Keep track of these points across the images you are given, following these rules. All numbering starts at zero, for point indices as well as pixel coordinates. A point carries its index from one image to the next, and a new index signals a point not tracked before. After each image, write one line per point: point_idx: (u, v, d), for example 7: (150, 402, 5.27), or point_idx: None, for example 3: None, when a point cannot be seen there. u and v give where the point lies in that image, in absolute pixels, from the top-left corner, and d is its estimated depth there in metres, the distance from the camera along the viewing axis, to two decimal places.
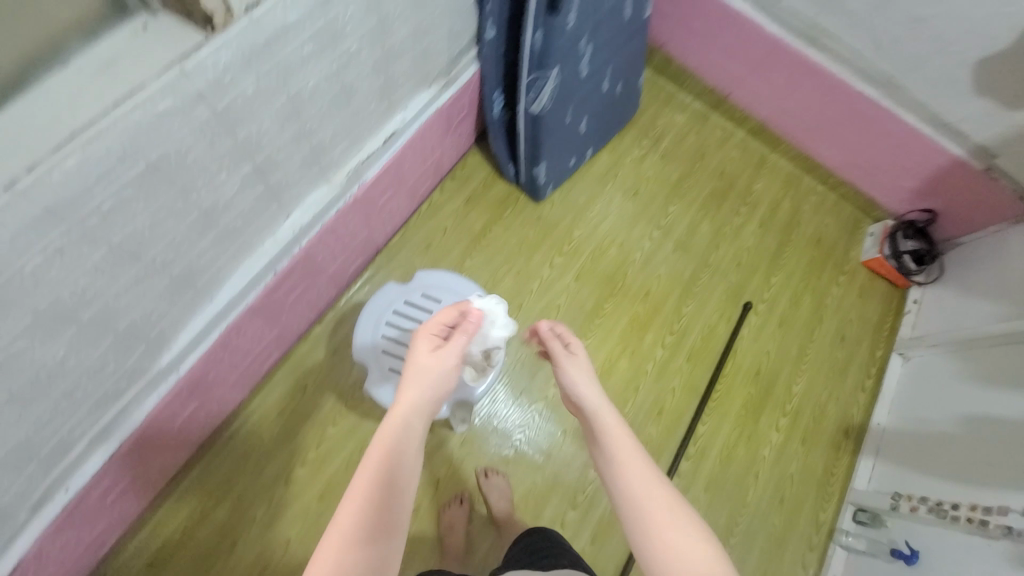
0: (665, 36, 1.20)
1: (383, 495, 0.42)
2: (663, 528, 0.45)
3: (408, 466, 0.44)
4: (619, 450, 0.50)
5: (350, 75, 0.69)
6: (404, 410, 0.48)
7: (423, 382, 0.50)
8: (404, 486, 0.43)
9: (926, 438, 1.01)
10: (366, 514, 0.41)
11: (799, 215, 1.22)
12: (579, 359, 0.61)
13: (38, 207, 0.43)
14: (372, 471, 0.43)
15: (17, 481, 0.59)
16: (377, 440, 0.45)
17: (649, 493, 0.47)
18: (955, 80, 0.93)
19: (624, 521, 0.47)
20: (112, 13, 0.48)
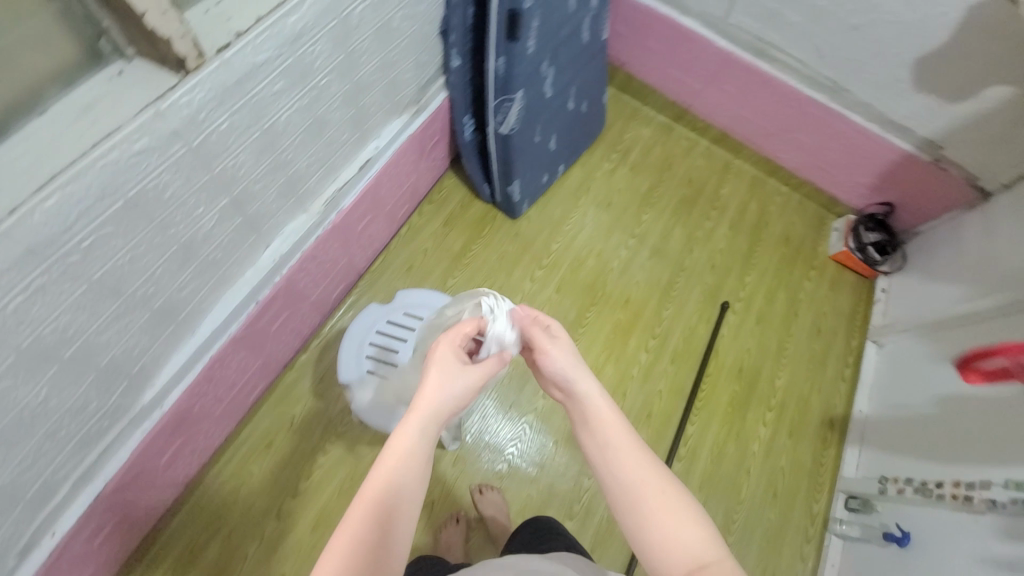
0: (625, 57, 1.48)
1: (394, 504, 0.45)
2: (658, 517, 0.46)
3: (415, 475, 0.47)
4: (613, 438, 0.50)
5: (321, 107, 0.75)
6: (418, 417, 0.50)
7: (436, 391, 0.52)
8: (411, 494, 0.46)
9: (902, 420, 1.19)
10: (376, 521, 0.44)
11: (767, 215, 1.49)
12: (563, 342, 0.59)
13: (20, 247, 0.48)
14: (382, 480, 0.45)
15: (5, 525, 0.64)
16: (387, 450, 0.47)
17: (643, 481, 0.47)
18: (896, 81, 1.15)
19: (619, 510, 0.48)
20: (85, 63, 0.52)
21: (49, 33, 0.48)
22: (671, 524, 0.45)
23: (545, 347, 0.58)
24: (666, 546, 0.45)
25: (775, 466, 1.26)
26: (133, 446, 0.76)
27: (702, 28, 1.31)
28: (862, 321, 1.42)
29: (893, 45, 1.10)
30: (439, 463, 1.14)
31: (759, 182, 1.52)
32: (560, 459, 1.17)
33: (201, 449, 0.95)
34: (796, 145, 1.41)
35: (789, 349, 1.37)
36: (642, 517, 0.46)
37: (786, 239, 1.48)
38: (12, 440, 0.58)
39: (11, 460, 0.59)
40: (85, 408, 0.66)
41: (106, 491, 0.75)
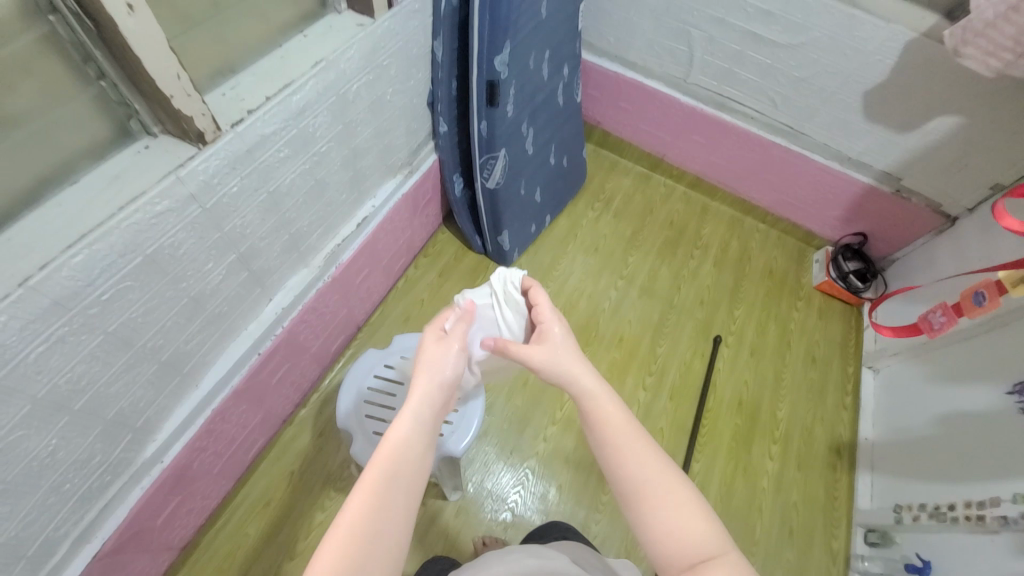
0: (600, 116, 1.62)
1: (393, 491, 0.43)
2: (662, 507, 0.46)
3: (416, 464, 0.46)
4: (618, 433, 0.50)
5: (321, 171, 0.83)
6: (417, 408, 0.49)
7: (433, 376, 0.52)
8: (412, 485, 0.45)
9: (906, 444, 1.17)
10: (376, 515, 0.42)
11: (749, 251, 1.56)
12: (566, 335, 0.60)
13: (47, 299, 0.53)
14: (380, 471, 0.44)
15: None
16: (386, 438, 0.46)
17: (647, 476, 0.47)
18: (845, 122, 1.25)
19: (625, 500, 0.48)
20: (114, 139, 0.59)
21: (84, 114, 0.55)
22: (677, 515, 0.46)
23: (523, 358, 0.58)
24: (667, 538, 0.45)
25: (787, 502, 1.22)
26: (133, 502, 0.76)
27: (666, 87, 1.44)
28: (855, 347, 1.44)
29: (837, 91, 1.21)
30: (441, 516, 1.11)
31: (736, 222, 1.61)
32: (565, 505, 1.14)
33: (198, 509, 0.94)
34: (766, 185, 1.51)
35: (787, 379, 1.38)
36: (646, 509, 0.46)
37: (769, 272, 1.54)
38: (17, 491, 0.60)
39: (15, 513, 0.61)
40: (89, 461, 0.68)
41: (102, 553, 0.74)
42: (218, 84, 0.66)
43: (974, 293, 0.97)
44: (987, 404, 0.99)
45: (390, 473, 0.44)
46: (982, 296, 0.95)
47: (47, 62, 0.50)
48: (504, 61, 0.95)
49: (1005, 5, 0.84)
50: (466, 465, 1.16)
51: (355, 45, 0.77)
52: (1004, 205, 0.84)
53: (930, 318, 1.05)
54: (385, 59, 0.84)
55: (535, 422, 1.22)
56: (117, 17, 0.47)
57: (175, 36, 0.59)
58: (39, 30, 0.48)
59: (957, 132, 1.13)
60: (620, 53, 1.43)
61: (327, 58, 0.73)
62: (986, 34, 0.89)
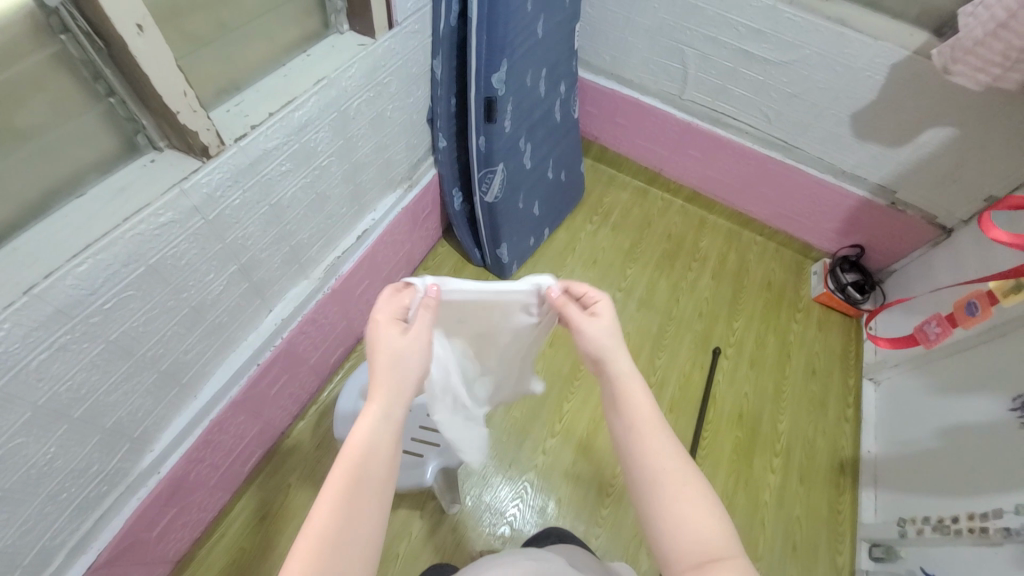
0: (597, 132, 1.65)
1: (362, 496, 0.42)
2: (676, 503, 0.45)
3: (384, 464, 0.44)
4: (640, 419, 0.50)
5: (322, 185, 0.85)
6: (379, 407, 0.46)
7: (395, 374, 0.48)
8: (382, 486, 0.43)
9: (908, 456, 1.17)
10: (344, 522, 0.41)
11: (747, 264, 1.57)
12: (602, 320, 0.55)
13: (50, 307, 0.54)
14: (346, 477, 0.42)
15: None
16: (348, 442, 0.44)
17: (667, 469, 0.47)
18: (838, 137, 1.28)
19: (639, 490, 0.47)
20: (121, 154, 0.62)
21: (93, 129, 0.57)
22: (690, 513, 0.45)
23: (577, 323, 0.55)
24: (674, 532, 0.44)
25: (790, 517, 1.21)
26: (129, 513, 0.76)
27: (661, 104, 1.47)
28: (855, 359, 1.44)
29: (828, 106, 1.23)
30: (438, 530, 1.10)
31: (734, 235, 1.62)
32: (564, 519, 1.13)
33: (194, 521, 0.93)
34: (762, 198, 1.52)
35: (787, 392, 1.37)
36: (661, 502, 0.46)
37: (768, 285, 1.54)
38: (14, 499, 0.60)
39: (10, 522, 0.61)
40: (87, 470, 0.68)
41: (97, 563, 0.74)
42: (224, 102, 0.69)
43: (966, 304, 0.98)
44: (988, 415, 0.98)
45: (356, 478, 0.42)
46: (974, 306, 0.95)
47: (56, 79, 0.52)
48: (501, 79, 0.97)
49: (993, 23, 0.85)
50: (464, 478, 1.16)
51: (356, 64, 0.79)
52: (990, 217, 0.85)
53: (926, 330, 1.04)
54: (385, 77, 0.87)
55: (533, 435, 1.22)
56: (126, 37, 0.49)
57: (184, 55, 0.61)
58: (50, 48, 0.50)
59: (948, 146, 1.14)
60: (617, 70, 1.47)
61: (329, 76, 0.75)
62: (975, 51, 0.90)
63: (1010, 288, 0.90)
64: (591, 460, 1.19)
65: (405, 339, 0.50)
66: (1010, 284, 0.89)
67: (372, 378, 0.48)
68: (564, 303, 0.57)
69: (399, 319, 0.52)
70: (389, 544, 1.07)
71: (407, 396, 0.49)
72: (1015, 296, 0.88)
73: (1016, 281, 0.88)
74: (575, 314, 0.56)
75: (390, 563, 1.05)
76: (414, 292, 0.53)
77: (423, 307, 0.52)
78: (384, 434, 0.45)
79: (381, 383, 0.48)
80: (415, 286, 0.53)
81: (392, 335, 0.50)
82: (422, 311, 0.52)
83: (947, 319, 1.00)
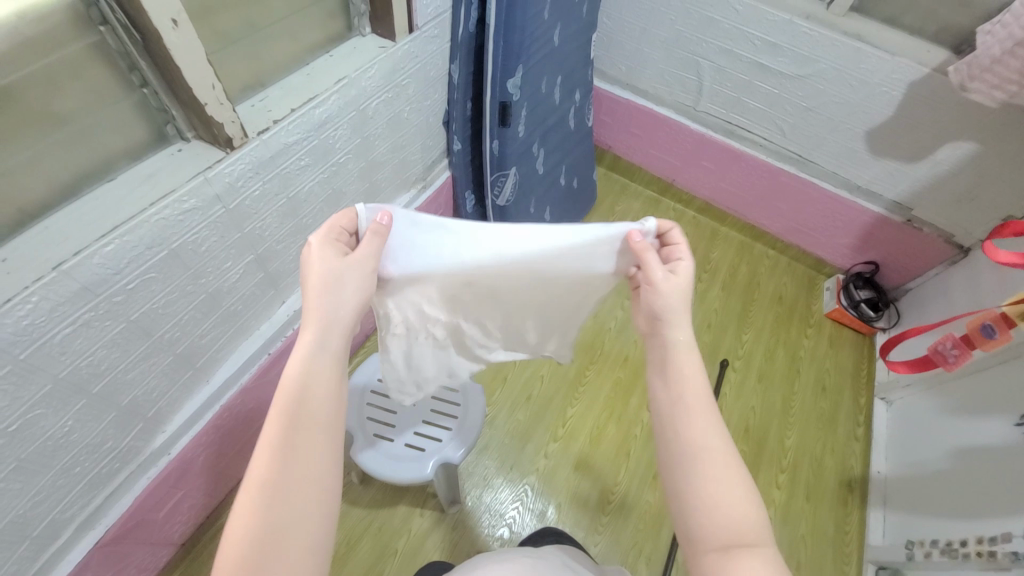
0: (611, 142, 1.67)
1: (302, 428, 0.43)
2: (712, 482, 0.46)
3: (323, 403, 0.45)
4: (688, 395, 0.50)
5: (339, 181, 0.88)
6: (311, 340, 0.46)
7: (328, 303, 0.48)
8: (325, 413, 0.45)
9: (919, 476, 1.14)
10: (288, 455, 0.42)
11: (758, 276, 1.56)
12: (677, 279, 0.55)
13: (77, 284, 0.57)
14: (283, 413, 0.43)
15: (10, 559, 0.67)
16: (279, 387, 0.44)
17: (709, 449, 0.47)
18: (853, 151, 1.27)
19: (676, 464, 0.48)
20: (152, 142, 0.65)
21: (126, 116, 0.61)
22: (724, 493, 0.45)
23: (654, 278, 0.54)
24: (705, 510, 0.45)
25: (793, 534, 1.19)
26: (138, 491, 0.79)
27: (675, 114, 1.48)
28: (867, 377, 1.41)
29: (843, 121, 1.23)
30: (437, 529, 1.10)
31: (746, 247, 1.61)
32: (564, 524, 1.12)
33: (198, 505, 0.95)
34: (775, 212, 1.52)
35: (796, 408, 1.35)
36: (698, 478, 0.46)
37: (779, 298, 1.53)
38: (30, 470, 0.62)
39: (25, 491, 0.64)
40: (101, 446, 0.71)
41: (106, 538, 0.77)
42: (249, 97, 0.72)
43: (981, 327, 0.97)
44: (1001, 438, 0.96)
45: (296, 414, 0.43)
46: (990, 329, 0.95)
47: (94, 68, 0.55)
48: (516, 84, 1.00)
49: (1010, 42, 0.85)
50: (465, 478, 1.16)
51: (375, 65, 0.82)
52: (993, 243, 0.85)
53: (942, 349, 1.01)
54: (403, 79, 0.90)
55: (536, 438, 1.22)
56: (162, 31, 0.52)
57: (214, 51, 0.65)
58: (90, 37, 0.53)
59: (966, 163, 1.13)
60: (632, 81, 1.48)
61: (350, 76, 0.78)
62: (993, 68, 0.90)
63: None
64: (592, 467, 1.19)
65: (345, 268, 0.50)
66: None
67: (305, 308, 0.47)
68: (646, 250, 0.55)
69: (339, 245, 0.51)
70: (388, 540, 1.08)
71: (344, 324, 0.49)
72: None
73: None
74: (654, 264, 0.55)
75: (388, 559, 1.06)
76: (361, 217, 0.52)
77: (373, 233, 0.51)
78: (319, 370, 0.46)
79: (315, 314, 0.47)
80: (360, 216, 0.52)
81: (326, 261, 0.49)
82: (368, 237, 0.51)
83: (964, 341, 0.99)
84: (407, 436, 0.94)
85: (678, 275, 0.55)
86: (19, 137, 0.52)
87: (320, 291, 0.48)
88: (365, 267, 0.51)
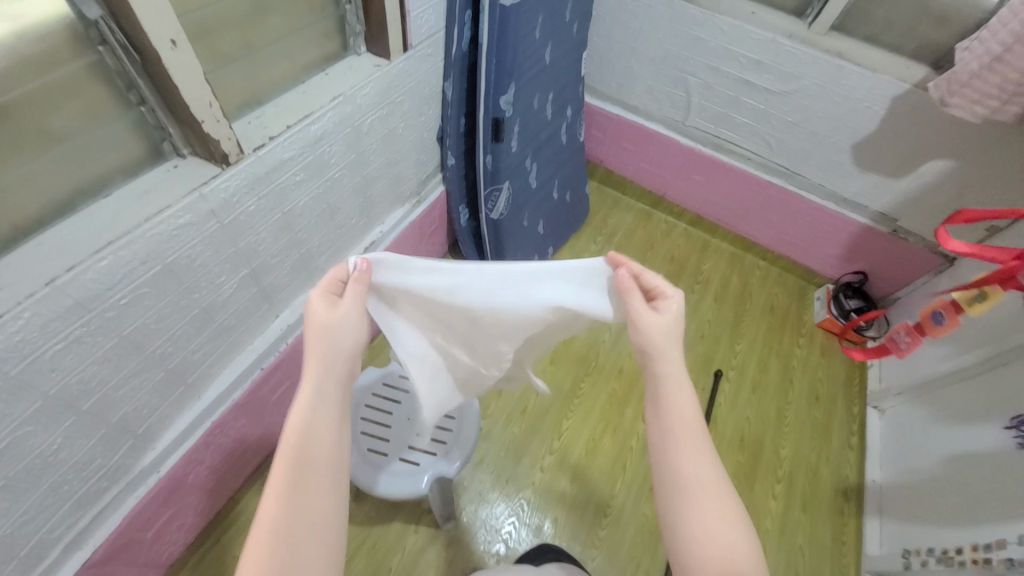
0: (601, 156, 1.69)
1: (307, 475, 0.46)
2: (702, 509, 0.47)
3: (326, 450, 0.48)
4: (680, 423, 0.50)
5: (333, 197, 0.89)
6: (310, 389, 0.49)
7: (329, 348, 0.50)
8: (326, 459, 0.47)
9: (914, 485, 1.14)
10: (294, 503, 0.44)
11: (749, 287, 1.58)
12: (665, 315, 0.54)
13: (70, 299, 0.57)
14: (288, 462, 0.45)
15: None
16: (283, 439, 0.46)
17: (700, 477, 0.48)
18: (839, 164, 1.30)
19: (664, 490, 0.49)
20: (148, 158, 0.65)
21: (122, 134, 0.61)
22: (713, 519, 0.47)
23: (637, 316, 0.54)
24: (703, 543, 0.46)
25: (791, 546, 1.18)
26: (127, 510, 0.78)
27: (665, 129, 1.51)
28: (859, 387, 1.42)
29: (828, 135, 1.26)
30: (432, 545, 1.08)
31: (737, 259, 1.63)
32: (560, 539, 1.11)
33: (188, 525, 0.94)
34: (764, 223, 1.54)
35: (789, 417, 1.35)
36: (688, 504, 0.47)
37: (770, 308, 1.54)
38: (17, 488, 0.61)
39: (12, 510, 0.63)
40: (90, 464, 0.70)
41: (93, 559, 0.75)
42: (245, 114, 0.73)
43: (935, 314, 1.02)
44: (991, 444, 0.97)
45: (300, 462, 0.45)
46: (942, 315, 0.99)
47: (91, 86, 0.56)
48: (509, 101, 1.01)
49: (989, 57, 0.88)
50: (461, 494, 1.15)
51: (370, 83, 0.84)
52: (946, 231, 0.84)
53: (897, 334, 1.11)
54: (397, 97, 0.92)
55: (531, 451, 1.21)
56: (161, 51, 0.53)
57: (212, 70, 0.66)
58: (87, 57, 0.54)
59: (949, 175, 1.16)
60: (622, 97, 1.51)
61: (345, 93, 0.80)
62: (973, 83, 0.93)
63: (976, 299, 0.91)
64: (587, 480, 1.18)
65: (341, 314, 0.52)
66: (975, 294, 0.91)
67: (306, 356, 0.50)
68: (629, 288, 0.55)
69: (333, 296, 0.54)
70: (382, 557, 1.06)
71: (344, 367, 0.52)
72: (981, 305, 0.90)
73: (981, 290, 0.90)
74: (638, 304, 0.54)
75: None
76: (350, 266, 0.56)
77: (355, 280, 0.54)
78: (320, 419, 0.48)
79: (315, 360, 0.50)
80: (349, 266, 0.56)
81: (326, 308, 0.52)
82: (353, 287, 0.54)
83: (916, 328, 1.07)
84: (402, 451, 0.93)
85: (665, 313, 0.54)
86: (14, 155, 0.52)
87: (319, 332, 0.50)
88: (361, 312, 0.54)
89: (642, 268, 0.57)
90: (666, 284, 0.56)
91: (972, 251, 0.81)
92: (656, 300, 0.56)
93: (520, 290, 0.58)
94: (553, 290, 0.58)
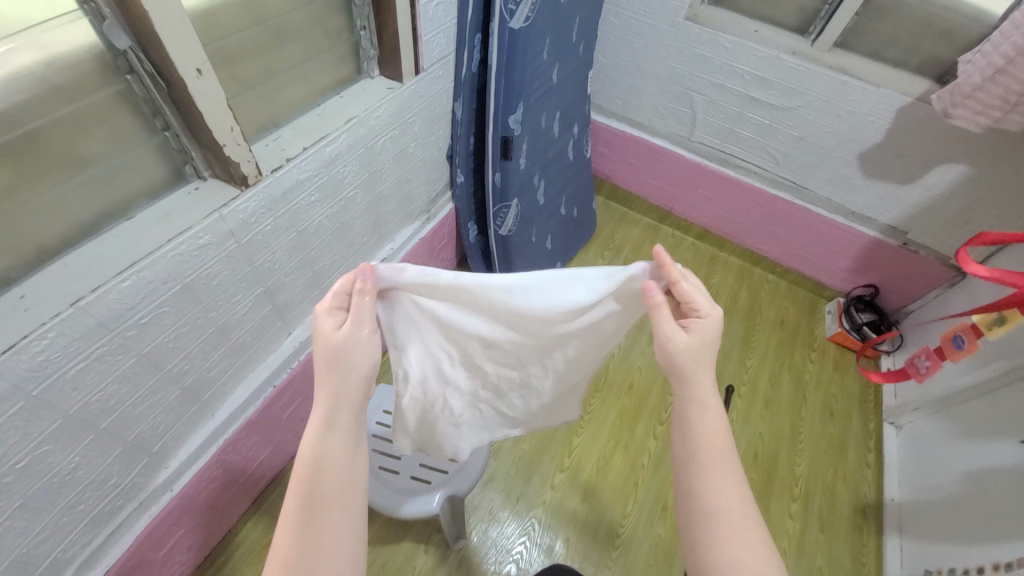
0: (608, 171, 1.71)
1: (316, 512, 0.46)
2: (727, 538, 0.46)
3: (338, 481, 0.47)
4: (706, 450, 0.50)
5: (346, 216, 0.91)
6: (321, 420, 0.49)
7: (337, 379, 0.49)
8: (337, 491, 0.47)
9: (934, 503, 1.11)
10: (304, 538, 0.45)
11: (759, 301, 1.57)
12: (696, 334, 0.54)
13: (93, 319, 0.58)
14: (299, 498, 0.46)
15: None
16: (294, 471, 0.47)
17: (727, 505, 0.48)
18: (846, 178, 1.31)
19: (688, 516, 0.49)
20: (170, 181, 0.67)
21: (147, 158, 0.63)
22: (740, 551, 0.46)
23: (664, 336, 0.53)
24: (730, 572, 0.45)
25: (809, 567, 1.15)
26: (139, 530, 0.78)
27: (671, 145, 1.52)
28: (875, 402, 1.40)
29: (835, 149, 1.27)
30: (442, 566, 1.07)
31: (746, 273, 1.63)
32: (572, 559, 1.09)
33: (197, 545, 0.93)
34: (772, 237, 1.54)
35: (803, 434, 1.33)
36: (712, 532, 0.47)
37: (781, 322, 1.53)
38: (33, 508, 0.62)
39: (28, 530, 0.63)
40: (105, 483, 0.70)
41: None
42: (264, 137, 0.75)
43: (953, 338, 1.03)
44: (1011, 459, 0.95)
45: (309, 498, 0.46)
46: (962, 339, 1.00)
47: (118, 113, 0.58)
48: (517, 120, 1.03)
49: (991, 69, 0.88)
50: (471, 513, 1.13)
51: (383, 105, 0.86)
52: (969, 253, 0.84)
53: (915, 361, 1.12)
54: (409, 117, 0.94)
55: (542, 469, 1.20)
56: (187, 78, 0.55)
57: (234, 95, 0.68)
58: (117, 85, 0.56)
59: (957, 187, 1.15)
60: (628, 114, 1.53)
61: (359, 116, 0.82)
62: (976, 95, 0.93)
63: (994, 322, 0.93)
64: (597, 500, 1.16)
65: (351, 336, 0.50)
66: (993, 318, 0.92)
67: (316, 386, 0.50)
68: (658, 306, 0.54)
69: (339, 315, 0.51)
70: None
71: (356, 395, 0.51)
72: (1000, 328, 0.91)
73: (999, 314, 0.91)
74: (666, 322, 0.54)
75: None
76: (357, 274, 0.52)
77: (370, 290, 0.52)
78: (333, 446, 0.48)
79: (326, 389, 0.50)
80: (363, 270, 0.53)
81: (331, 329, 0.50)
82: (362, 303, 0.51)
83: (935, 353, 1.08)
84: (413, 468, 0.93)
85: (695, 332, 0.54)
86: (43, 181, 0.54)
87: (327, 360, 0.49)
88: (370, 334, 0.51)
89: (680, 273, 0.55)
90: (701, 295, 0.55)
91: (997, 275, 0.79)
92: (689, 318, 0.55)
93: (549, 298, 0.57)
94: (580, 301, 0.58)
